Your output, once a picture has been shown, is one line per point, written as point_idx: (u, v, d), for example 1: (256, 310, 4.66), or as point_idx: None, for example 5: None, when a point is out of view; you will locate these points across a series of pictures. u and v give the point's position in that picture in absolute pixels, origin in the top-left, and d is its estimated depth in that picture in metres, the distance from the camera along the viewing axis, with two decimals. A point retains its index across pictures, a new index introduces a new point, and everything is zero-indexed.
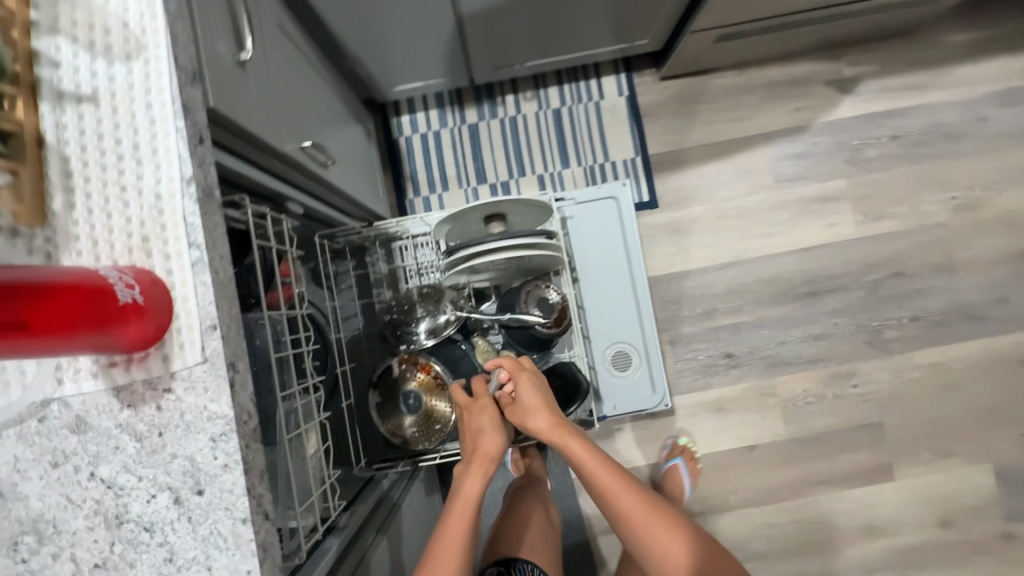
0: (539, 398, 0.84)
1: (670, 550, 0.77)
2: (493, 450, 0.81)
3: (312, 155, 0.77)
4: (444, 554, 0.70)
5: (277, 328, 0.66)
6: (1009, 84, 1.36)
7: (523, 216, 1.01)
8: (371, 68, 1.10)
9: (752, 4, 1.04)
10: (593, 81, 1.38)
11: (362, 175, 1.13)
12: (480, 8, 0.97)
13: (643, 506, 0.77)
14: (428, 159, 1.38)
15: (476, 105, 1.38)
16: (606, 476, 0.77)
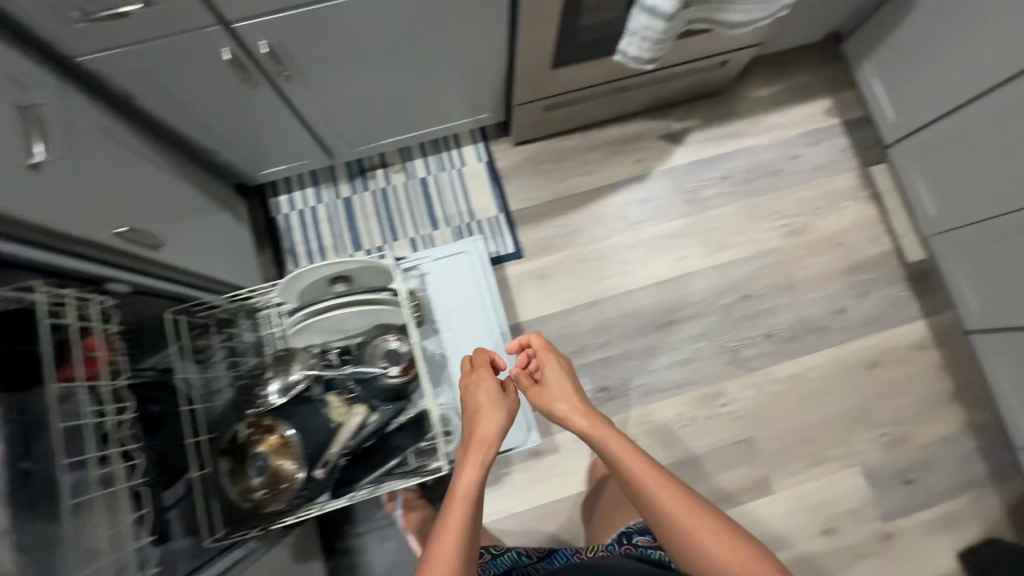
0: (565, 384, 1.00)
1: (694, 520, 0.76)
2: (488, 434, 0.91)
3: (131, 239, 0.85)
4: (446, 527, 0.76)
5: (73, 401, 0.70)
6: (814, 125, 1.58)
7: (367, 276, 1.11)
8: (229, 158, 1.20)
9: (558, 80, 1.21)
10: (455, 151, 1.53)
11: (224, 252, 1.21)
12: (312, 101, 1.10)
13: (660, 474, 0.82)
14: (306, 232, 1.47)
15: (349, 181, 1.50)
16: (621, 440, 0.88)
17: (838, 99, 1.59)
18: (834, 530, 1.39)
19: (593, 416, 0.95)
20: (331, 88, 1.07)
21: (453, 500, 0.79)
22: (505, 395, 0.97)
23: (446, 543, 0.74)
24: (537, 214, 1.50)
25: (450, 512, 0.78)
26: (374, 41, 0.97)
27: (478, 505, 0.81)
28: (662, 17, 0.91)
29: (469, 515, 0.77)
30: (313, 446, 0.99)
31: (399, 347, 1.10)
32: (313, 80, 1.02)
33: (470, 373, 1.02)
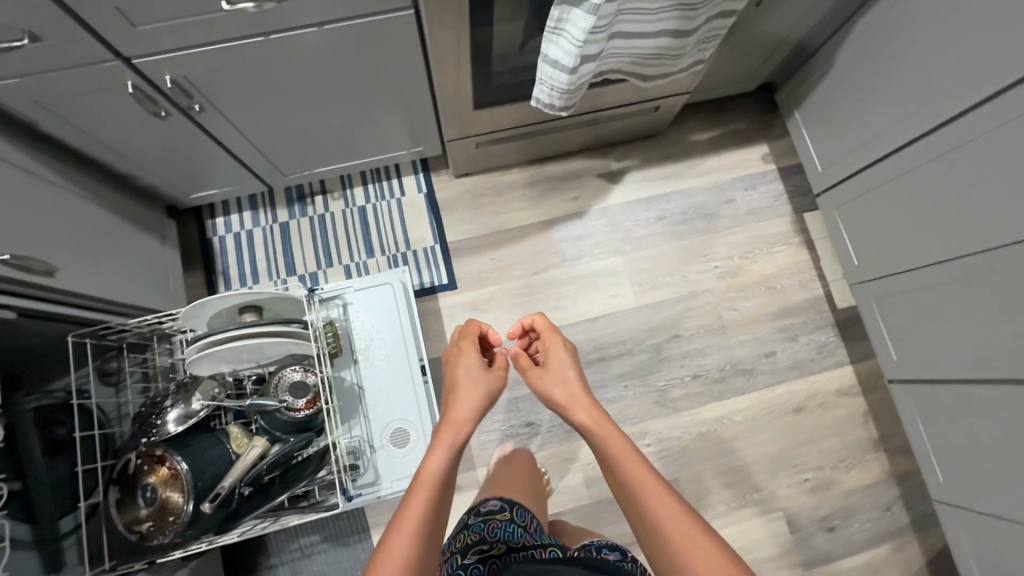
0: (567, 368, 0.89)
1: (685, 541, 0.63)
2: (466, 413, 0.84)
3: (16, 266, 0.84)
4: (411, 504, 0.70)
5: None
6: (750, 170, 1.61)
7: (279, 306, 1.11)
8: (154, 181, 1.21)
9: (484, 120, 1.24)
10: (395, 179, 1.54)
11: (142, 275, 1.21)
12: (232, 132, 1.11)
13: (653, 481, 0.69)
14: (241, 255, 1.48)
15: (288, 206, 1.51)
16: (609, 435, 0.76)
17: (774, 146, 1.63)
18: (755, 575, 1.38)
19: (585, 405, 0.82)
20: (248, 120, 1.08)
21: (421, 483, 0.73)
22: (491, 374, 0.91)
23: (403, 531, 0.67)
24: (473, 245, 1.52)
25: (410, 497, 0.71)
26: (286, 78, 0.99)
27: (448, 492, 0.74)
28: (564, 71, 0.94)
29: (431, 503, 0.70)
30: (206, 479, 0.98)
31: (305, 380, 1.10)
32: (228, 111, 1.04)
33: (457, 350, 0.97)
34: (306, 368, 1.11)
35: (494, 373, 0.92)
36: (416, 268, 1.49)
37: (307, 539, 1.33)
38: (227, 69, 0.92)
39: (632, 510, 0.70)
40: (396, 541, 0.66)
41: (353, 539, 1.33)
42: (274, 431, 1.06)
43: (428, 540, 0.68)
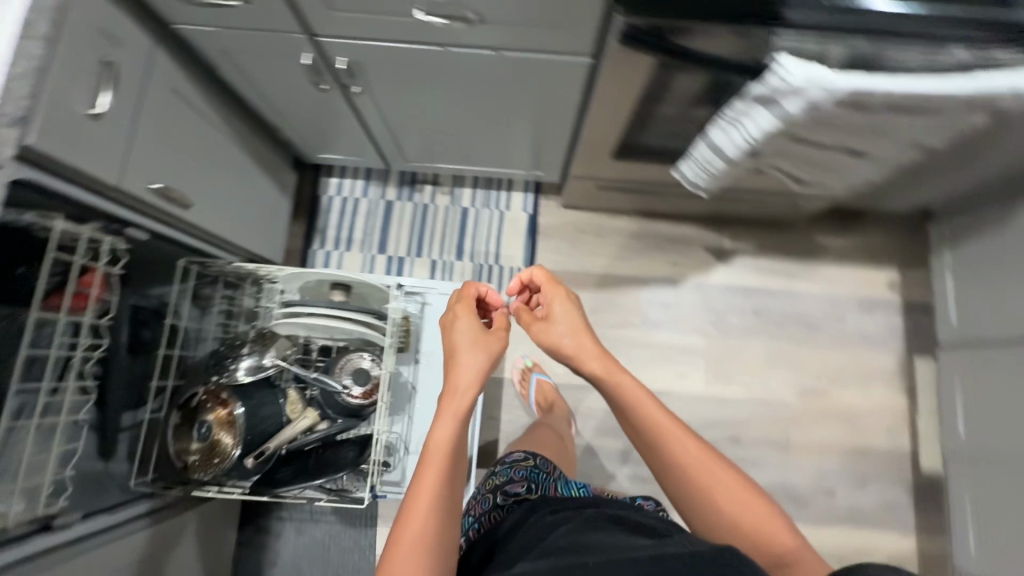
0: (576, 319, 0.82)
1: (708, 481, 0.68)
2: (469, 373, 0.75)
3: (162, 196, 0.90)
4: (423, 479, 0.66)
5: (47, 329, 0.77)
6: (870, 292, 1.49)
7: (367, 292, 1.14)
8: (291, 134, 1.27)
9: (617, 169, 1.20)
10: (504, 192, 1.54)
11: (256, 218, 1.27)
12: (378, 114, 1.14)
13: (678, 431, 0.71)
14: (342, 219, 1.52)
15: (398, 186, 1.54)
16: (629, 388, 0.75)
17: (906, 275, 1.49)
18: None
19: (597, 357, 0.78)
20: (395, 109, 1.11)
21: (429, 459, 0.67)
22: (488, 333, 0.81)
23: (421, 511, 0.64)
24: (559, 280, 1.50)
25: (422, 475, 0.66)
26: (446, 83, 1.00)
27: (459, 458, 0.69)
28: (722, 159, 0.90)
29: (444, 478, 0.66)
30: (255, 434, 1.03)
31: (370, 370, 1.11)
32: (381, 97, 1.06)
33: (450, 311, 0.87)
34: (374, 358, 1.12)
35: (495, 333, 0.83)
36: (498, 284, 1.48)
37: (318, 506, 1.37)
38: (396, 64, 0.94)
39: (654, 459, 0.72)
40: (411, 526, 0.63)
41: (359, 522, 1.36)
42: (327, 409, 1.08)
43: (448, 511, 0.65)
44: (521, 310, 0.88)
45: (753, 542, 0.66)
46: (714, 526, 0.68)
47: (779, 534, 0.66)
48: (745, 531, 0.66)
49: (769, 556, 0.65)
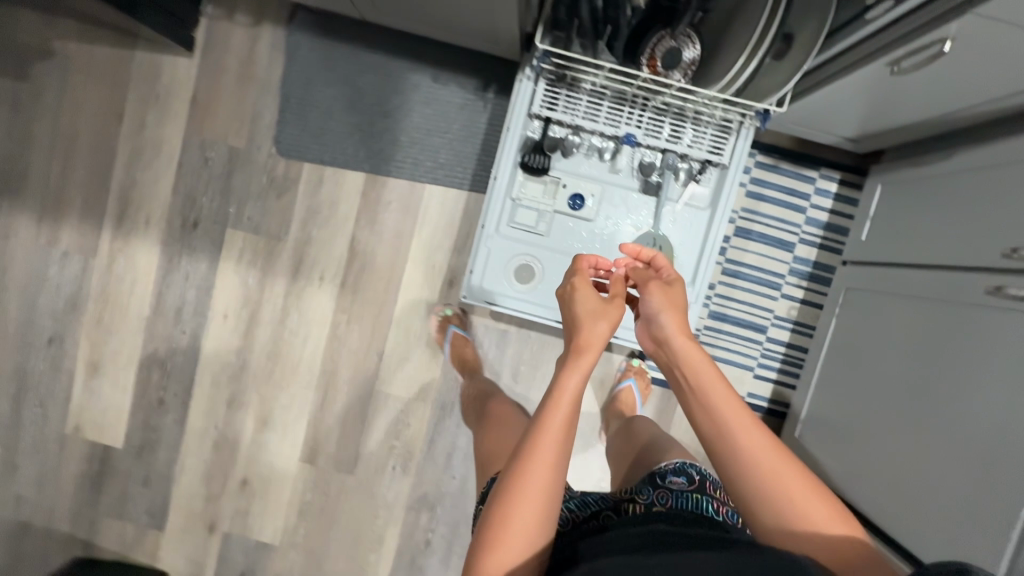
0: (673, 300, 0.75)
1: (781, 488, 0.63)
2: (592, 339, 0.66)
3: (916, 50, 0.76)
4: (537, 461, 0.61)
5: None
6: None
7: (767, 77, 0.95)
8: (941, 169, 1.04)
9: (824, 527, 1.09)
10: (776, 375, 1.38)
11: (822, 111, 1.10)
12: (941, 289, 0.97)
13: (789, 468, 0.63)
14: (783, 189, 1.33)
15: (812, 258, 1.35)
16: (731, 410, 0.67)
17: None
18: (241, 486, 1.44)
19: (684, 322, 0.74)
20: (980, 308, 0.90)
21: (556, 405, 0.62)
22: (609, 304, 0.71)
23: (549, 434, 0.61)
24: (660, 408, 1.44)
25: (545, 417, 0.62)
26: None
27: (573, 419, 0.63)
28: None
29: (548, 481, 0.61)
30: None
31: (677, 71, 0.97)
32: (992, 311, 0.88)
33: (565, 278, 0.76)
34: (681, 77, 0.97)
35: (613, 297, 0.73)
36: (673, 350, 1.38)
37: (483, 130, 1.32)
38: None
39: (756, 495, 0.64)
40: (510, 480, 0.61)
41: (456, 171, 1.33)
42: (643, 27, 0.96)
43: (548, 468, 0.61)
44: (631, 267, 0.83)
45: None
46: (790, 526, 0.62)
47: (840, 533, 0.61)
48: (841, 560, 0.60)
49: (842, 555, 0.60)
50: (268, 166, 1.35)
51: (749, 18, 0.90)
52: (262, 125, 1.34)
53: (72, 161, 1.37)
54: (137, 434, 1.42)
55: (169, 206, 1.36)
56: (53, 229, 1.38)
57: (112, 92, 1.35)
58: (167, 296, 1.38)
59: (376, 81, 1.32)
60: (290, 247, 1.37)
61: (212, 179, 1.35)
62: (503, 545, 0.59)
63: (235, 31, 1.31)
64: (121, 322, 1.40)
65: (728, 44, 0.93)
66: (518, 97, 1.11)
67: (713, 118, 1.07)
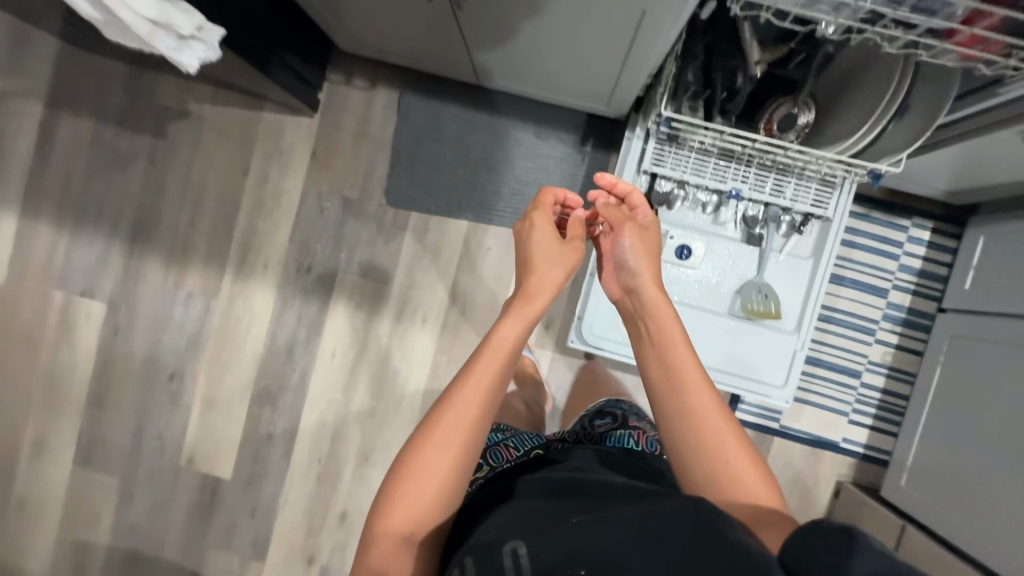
0: (642, 249, 0.82)
1: (715, 441, 0.68)
2: (546, 280, 0.75)
3: None
4: (464, 399, 0.67)
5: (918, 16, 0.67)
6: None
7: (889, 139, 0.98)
8: None
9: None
10: (871, 421, 1.38)
11: (928, 166, 1.13)
12: None
13: (726, 429, 0.68)
14: (875, 237, 1.36)
15: (906, 304, 1.36)
16: (690, 371, 0.72)
17: None
18: (340, 520, 1.49)
19: (652, 270, 0.81)
20: None
21: (487, 354, 0.69)
22: (564, 249, 0.79)
23: (478, 382, 0.67)
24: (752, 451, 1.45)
25: (475, 363, 0.68)
26: None
27: (506, 361, 0.69)
28: None
29: (462, 429, 0.66)
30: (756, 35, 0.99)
31: (792, 132, 1.02)
32: None
33: (529, 216, 0.83)
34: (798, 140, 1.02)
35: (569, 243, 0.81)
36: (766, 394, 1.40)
37: (581, 182, 1.40)
38: None
39: (694, 452, 0.68)
40: (432, 414, 0.67)
41: None
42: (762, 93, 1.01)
43: (477, 413, 0.67)
44: (603, 205, 0.89)
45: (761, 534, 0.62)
46: (706, 474, 0.67)
47: (761, 499, 0.65)
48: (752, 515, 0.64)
49: (753, 510, 0.65)
50: (378, 215, 1.44)
51: (872, 87, 0.94)
52: (374, 178, 1.44)
53: (199, 211, 1.48)
54: (245, 467, 1.50)
55: (285, 252, 1.46)
56: (179, 272, 1.49)
57: (239, 149, 1.47)
58: (280, 336, 1.48)
59: (481, 137, 1.41)
60: (396, 291, 1.45)
61: (326, 227, 1.45)
62: (414, 486, 0.65)
63: (353, 94, 1.44)
64: (237, 359, 1.49)
65: (847, 110, 0.97)
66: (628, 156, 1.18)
67: (820, 175, 1.11)
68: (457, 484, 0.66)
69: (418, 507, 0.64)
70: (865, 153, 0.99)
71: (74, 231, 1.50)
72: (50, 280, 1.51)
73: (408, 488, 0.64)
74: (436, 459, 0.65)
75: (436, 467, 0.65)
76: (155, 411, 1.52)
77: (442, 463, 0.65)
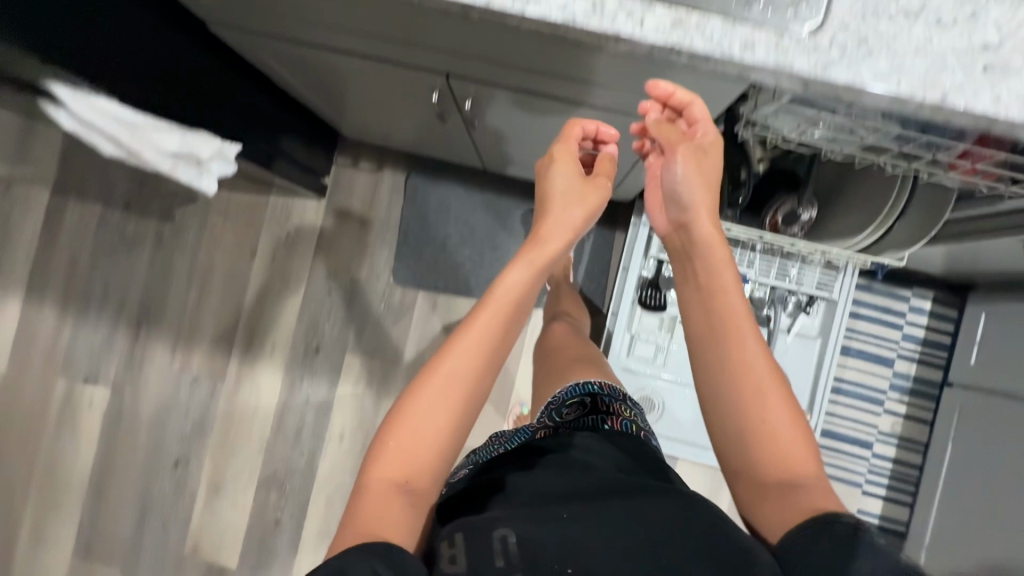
0: (696, 177, 0.68)
1: (758, 403, 0.61)
2: (564, 221, 0.69)
3: None
4: (466, 351, 0.62)
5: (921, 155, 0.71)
6: None
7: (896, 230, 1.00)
8: None
9: None
10: (885, 491, 1.38)
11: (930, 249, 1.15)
12: None
13: (771, 388, 0.62)
14: (878, 307, 1.38)
15: (912, 372, 1.38)
16: (730, 322, 0.65)
17: None
18: None
19: (708, 198, 0.68)
20: None
21: (492, 300, 0.64)
22: (587, 186, 0.70)
23: (478, 333, 0.63)
24: None
25: (475, 315, 0.64)
26: None
27: (514, 308, 0.65)
28: None
29: (463, 377, 0.62)
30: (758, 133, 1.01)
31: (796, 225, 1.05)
32: None
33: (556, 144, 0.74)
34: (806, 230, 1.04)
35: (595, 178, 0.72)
36: None
37: (586, 259, 1.41)
38: None
39: (733, 416, 0.62)
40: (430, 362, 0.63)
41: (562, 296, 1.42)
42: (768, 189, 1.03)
43: (475, 367, 0.62)
44: (655, 122, 0.69)
45: (777, 512, 0.58)
46: (745, 437, 0.61)
47: (805, 466, 0.59)
48: (789, 490, 0.58)
49: (793, 478, 0.59)
50: (386, 294, 1.45)
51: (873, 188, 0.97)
52: (381, 257, 1.45)
53: (206, 293, 1.47)
54: (252, 553, 1.46)
55: (293, 333, 1.46)
56: (186, 355, 1.47)
57: (246, 231, 1.47)
58: (288, 418, 1.46)
59: (488, 217, 1.43)
60: (405, 369, 1.44)
61: (334, 307, 1.46)
62: (403, 436, 0.60)
63: (360, 176, 1.46)
64: (244, 443, 1.46)
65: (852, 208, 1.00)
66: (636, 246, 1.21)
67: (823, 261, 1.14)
68: (452, 443, 0.62)
69: (403, 465, 0.59)
70: (871, 246, 1.00)
71: (78, 315, 1.48)
72: (53, 366, 1.48)
73: (396, 436, 0.60)
74: (429, 410, 0.60)
75: (428, 416, 0.60)
76: (159, 497, 1.48)
77: (432, 420, 0.61)
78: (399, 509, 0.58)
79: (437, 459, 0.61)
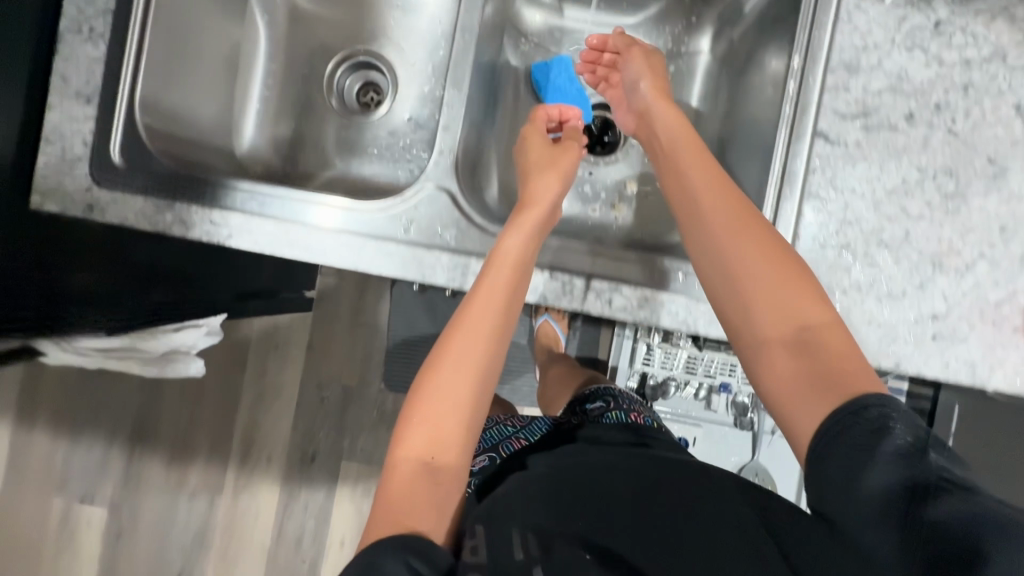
0: (647, 66, 0.80)
1: (753, 274, 0.62)
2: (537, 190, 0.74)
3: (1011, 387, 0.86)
4: (469, 317, 0.66)
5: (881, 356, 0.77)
6: None
7: None
8: None
9: None
10: None
11: None
12: None
13: (767, 259, 0.62)
14: None
15: None
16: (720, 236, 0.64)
17: None
18: None
19: (659, 92, 0.78)
20: None
21: (497, 260, 0.68)
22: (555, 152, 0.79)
23: (477, 306, 0.66)
24: None
25: (472, 295, 0.67)
26: None
27: (514, 274, 0.68)
28: None
29: (478, 346, 0.65)
30: None
31: None
32: None
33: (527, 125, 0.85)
34: None
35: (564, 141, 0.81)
36: None
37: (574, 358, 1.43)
38: None
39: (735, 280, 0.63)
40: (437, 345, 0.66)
41: None
42: None
43: (477, 337, 0.65)
44: (599, 45, 0.87)
45: (792, 377, 0.58)
46: (749, 314, 0.62)
47: (813, 310, 0.60)
48: (803, 350, 0.58)
49: (804, 329, 0.59)
50: (378, 400, 1.47)
51: None
52: (371, 364, 1.47)
53: (200, 408, 1.48)
54: None
55: (288, 444, 1.48)
56: (182, 471, 1.49)
57: (235, 344, 1.48)
58: (287, 528, 1.47)
59: None
60: None
61: (327, 416, 1.47)
62: (423, 416, 0.62)
63: (346, 285, 1.47)
64: (246, 553, 1.48)
65: None
66: (619, 357, 1.26)
67: None
68: (471, 419, 0.64)
69: (423, 449, 0.61)
70: None
71: (71, 437, 1.48)
72: (48, 489, 1.48)
73: (414, 421, 0.62)
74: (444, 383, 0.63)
75: (441, 389, 0.63)
76: None
77: (445, 397, 0.63)
78: (425, 486, 0.60)
79: (458, 442, 0.62)
